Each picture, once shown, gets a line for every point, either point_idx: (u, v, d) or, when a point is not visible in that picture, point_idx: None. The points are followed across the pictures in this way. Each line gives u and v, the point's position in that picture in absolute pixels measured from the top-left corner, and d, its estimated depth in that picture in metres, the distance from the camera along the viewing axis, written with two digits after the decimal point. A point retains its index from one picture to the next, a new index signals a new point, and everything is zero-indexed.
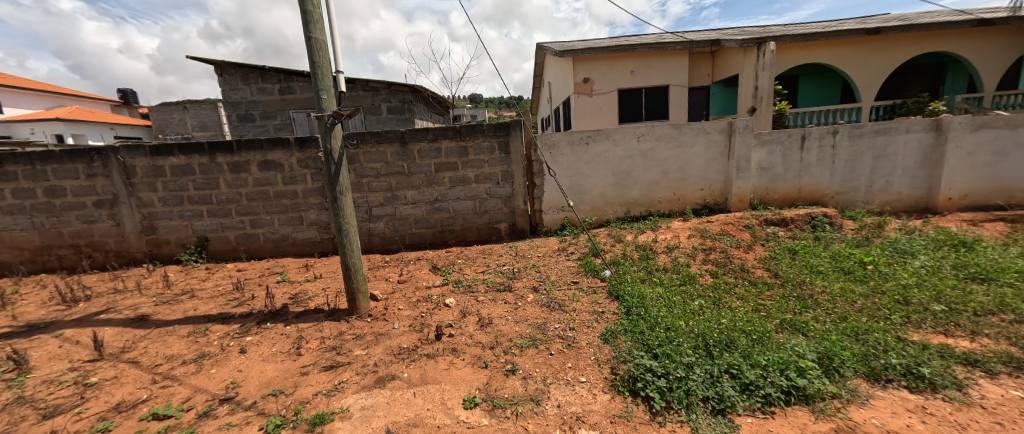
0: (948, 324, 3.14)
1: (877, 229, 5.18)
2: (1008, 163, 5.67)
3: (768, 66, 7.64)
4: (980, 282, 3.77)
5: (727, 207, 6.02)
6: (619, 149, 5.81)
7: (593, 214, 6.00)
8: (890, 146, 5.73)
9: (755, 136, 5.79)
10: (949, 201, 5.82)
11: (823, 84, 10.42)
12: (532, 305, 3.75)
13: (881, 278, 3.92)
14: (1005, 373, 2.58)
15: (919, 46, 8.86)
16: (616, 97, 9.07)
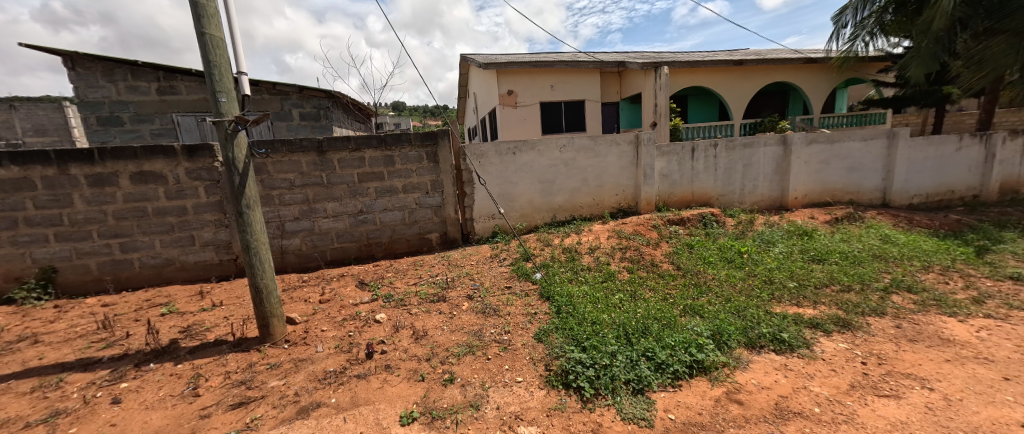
0: (800, 297, 3.83)
1: (749, 224, 6.11)
2: (831, 170, 7.04)
3: (663, 88, 8.41)
4: (818, 261, 4.69)
5: (637, 210, 6.64)
6: (544, 159, 6.09)
7: (522, 220, 6.19)
8: (756, 155, 6.82)
9: (657, 147, 6.49)
10: (796, 200, 7.05)
11: (706, 104, 12.05)
12: (467, 313, 3.74)
13: (754, 263, 4.65)
14: (834, 331, 3.25)
15: (777, 74, 10.71)
16: (539, 109, 9.49)
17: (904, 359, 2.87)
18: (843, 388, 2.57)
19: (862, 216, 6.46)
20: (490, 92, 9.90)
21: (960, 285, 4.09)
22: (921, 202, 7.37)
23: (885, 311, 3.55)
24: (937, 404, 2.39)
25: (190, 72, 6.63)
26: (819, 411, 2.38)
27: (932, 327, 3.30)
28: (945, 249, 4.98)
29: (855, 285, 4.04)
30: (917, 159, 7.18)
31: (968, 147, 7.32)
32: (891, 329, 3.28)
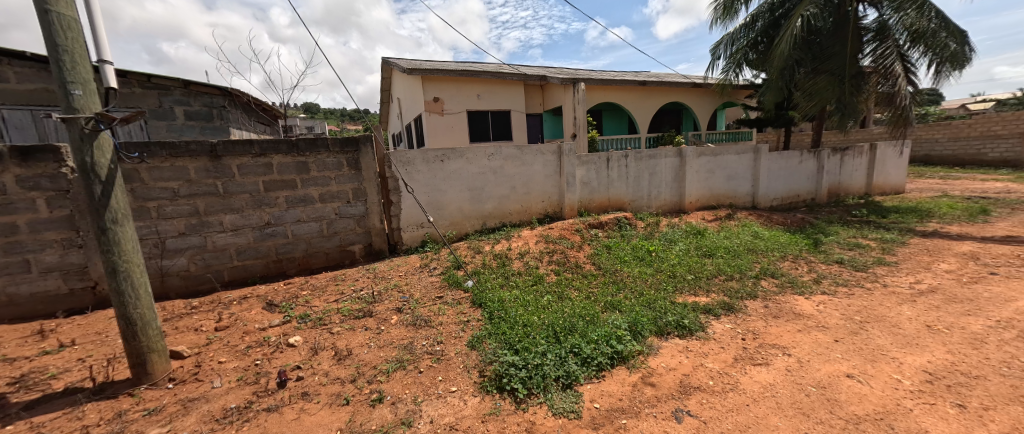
0: (696, 288, 4.36)
1: (656, 226, 6.79)
2: (717, 178, 8.15)
3: (582, 102, 9.00)
4: (708, 256, 5.39)
5: (562, 215, 6.97)
6: (472, 167, 6.11)
7: (453, 228, 6.12)
8: (659, 165, 7.63)
9: (578, 157, 6.92)
10: (691, 203, 8.01)
11: (618, 118, 13.17)
12: (397, 327, 3.58)
13: (660, 260, 5.19)
14: (722, 314, 3.76)
15: (674, 94, 12.14)
16: (465, 117, 9.50)
17: (771, 332, 3.44)
18: (729, 361, 2.99)
19: (742, 216, 7.56)
20: (415, 98, 9.65)
21: (805, 269, 5.01)
22: (781, 204, 8.89)
23: (757, 294, 4.22)
24: (794, 367, 2.90)
25: (23, 56, 5.42)
26: (712, 383, 2.74)
27: (789, 304, 4.00)
28: (795, 241, 6.05)
29: (735, 274, 4.73)
30: (776, 169, 8.67)
31: (809, 160, 9.03)
32: (761, 310, 3.90)
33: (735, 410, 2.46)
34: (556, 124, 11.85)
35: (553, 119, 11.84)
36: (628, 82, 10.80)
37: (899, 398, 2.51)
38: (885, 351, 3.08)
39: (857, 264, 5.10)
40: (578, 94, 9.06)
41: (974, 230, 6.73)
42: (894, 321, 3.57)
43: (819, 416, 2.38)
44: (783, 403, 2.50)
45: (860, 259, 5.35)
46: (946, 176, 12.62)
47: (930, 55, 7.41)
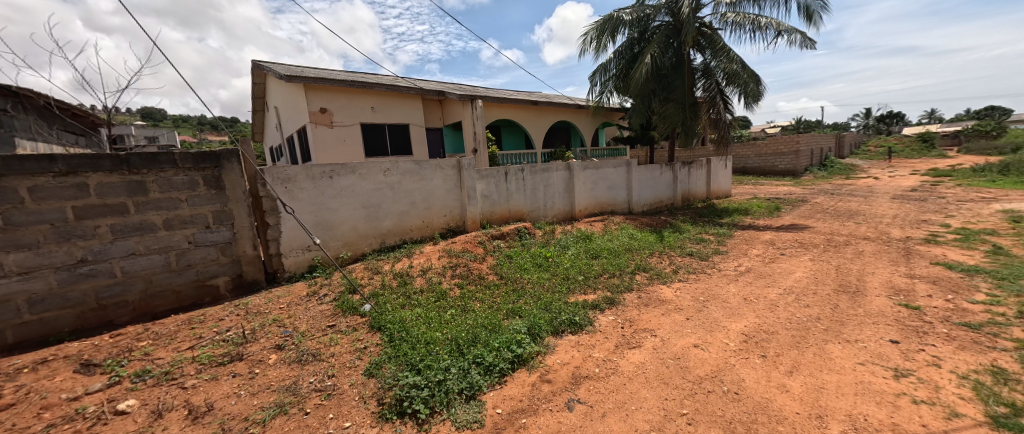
0: (584, 287, 4.77)
1: (552, 233, 7.25)
2: (599, 188, 9.11)
3: (479, 118, 9.24)
4: (594, 257, 5.95)
5: (464, 229, 6.96)
6: (366, 183, 5.75)
7: (347, 249, 5.64)
8: (552, 178, 8.21)
9: (477, 171, 7.04)
10: (581, 212, 8.77)
11: (515, 134, 13.87)
12: (275, 367, 3.12)
13: (556, 264, 5.54)
14: (606, 308, 4.18)
15: (563, 115, 13.30)
16: (358, 130, 8.94)
17: (643, 319, 3.93)
18: (611, 348, 3.34)
19: (622, 220, 8.54)
20: (297, 109, 8.74)
21: (666, 262, 5.88)
22: (651, 208, 10.34)
23: (632, 287, 4.81)
24: (659, 346, 3.36)
25: None
26: (598, 370, 3.02)
27: (656, 293, 4.64)
28: (656, 239, 7.06)
29: (617, 271, 5.31)
30: (644, 180, 10.08)
31: (667, 172, 10.74)
32: (635, 300, 4.44)
33: (615, 391, 2.75)
34: (457, 140, 11.91)
35: (453, 135, 11.92)
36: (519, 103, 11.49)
37: (726, 358, 3.11)
38: (719, 322, 3.77)
39: (702, 255, 6.20)
40: (476, 111, 9.29)
41: (775, 222, 8.74)
42: (723, 297, 4.42)
43: (674, 382, 2.82)
44: (650, 378, 2.88)
45: (704, 250, 6.52)
46: (756, 183, 16.28)
47: (738, 90, 9.36)
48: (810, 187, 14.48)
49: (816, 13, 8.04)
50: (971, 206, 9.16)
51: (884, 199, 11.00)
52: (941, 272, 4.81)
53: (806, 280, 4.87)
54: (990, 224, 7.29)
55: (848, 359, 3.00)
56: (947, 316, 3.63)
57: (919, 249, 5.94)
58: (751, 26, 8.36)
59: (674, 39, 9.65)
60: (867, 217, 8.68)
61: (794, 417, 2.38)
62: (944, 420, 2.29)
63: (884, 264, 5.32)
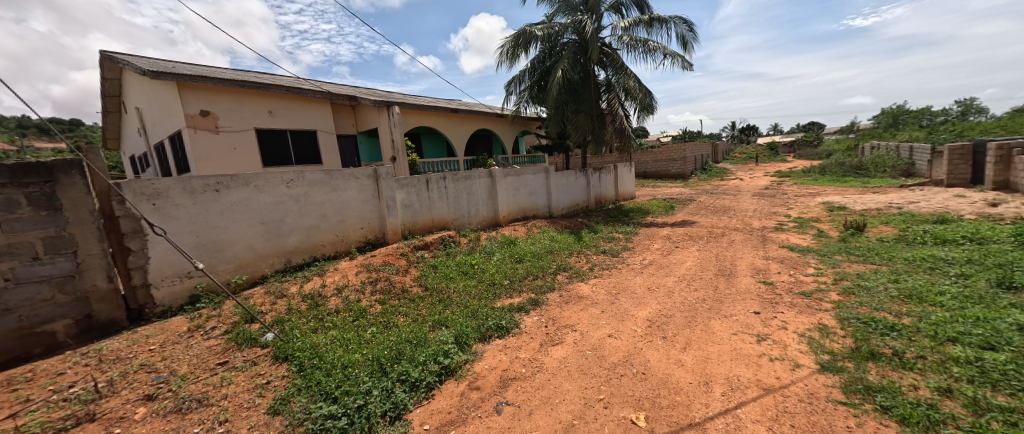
0: (510, 291, 4.86)
1: (478, 240, 7.25)
2: (520, 194, 9.37)
3: (397, 125, 8.84)
4: (518, 261, 6.11)
5: (384, 241, 6.59)
6: (264, 196, 5.14)
7: (241, 272, 4.97)
8: (474, 185, 8.22)
9: (395, 180, 6.74)
10: (504, 217, 8.92)
11: (436, 141, 13.59)
12: (147, 422, 2.62)
13: (482, 271, 5.56)
14: (531, 309, 4.32)
15: (482, 123, 13.39)
16: (253, 137, 7.96)
17: (565, 316, 4.14)
18: (536, 347, 3.46)
19: (542, 223, 8.89)
20: (170, 111, 7.48)
21: (583, 261, 6.28)
22: (568, 211, 10.94)
23: (553, 286, 5.04)
24: (579, 339, 3.58)
25: None
26: (525, 370, 3.11)
27: (575, 290, 4.94)
28: (573, 240, 7.49)
29: (540, 273, 5.51)
30: (561, 185, 10.64)
31: (581, 177, 11.49)
32: (557, 299, 4.66)
33: (541, 387, 2.87)
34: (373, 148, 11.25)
35: (369, 142, 11.26)
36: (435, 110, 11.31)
37: (634, 343, 3.44)
38: (628, 311, 4.16)
39: (613, 252, 6.76)
40: (393, 117, 8.88)
41: (669, 219, 9.89)
42: (631, 288, 4.88)
43: (593, 371, 3.03)
44: (571, 371, 3.06)
45: (614, 248, 7.11)
46: (654, 185, 18.27)
47: (636, 104, 10.50)
48: (695, 187, 16.73)
49: (690, 41, 9.35)
50: (805, 199, 11.46)
51: (748, 196, 13.19)
52: (787, 253, 5.95)
53: (695, 268, 5.62)
54: (817, 213, 9.21)
55: (727, 331, 3.54)
56: (794, 287, 4.49)
57: (772, 236, 7.25)
58: (642, 48, 9.39)
59: (581, 56, 10.27)
60: (737, 211, 10.31)
61: (688, 387, 2.74)
62: (790, 371, 2.83)
63: (749, 249, 6.39)
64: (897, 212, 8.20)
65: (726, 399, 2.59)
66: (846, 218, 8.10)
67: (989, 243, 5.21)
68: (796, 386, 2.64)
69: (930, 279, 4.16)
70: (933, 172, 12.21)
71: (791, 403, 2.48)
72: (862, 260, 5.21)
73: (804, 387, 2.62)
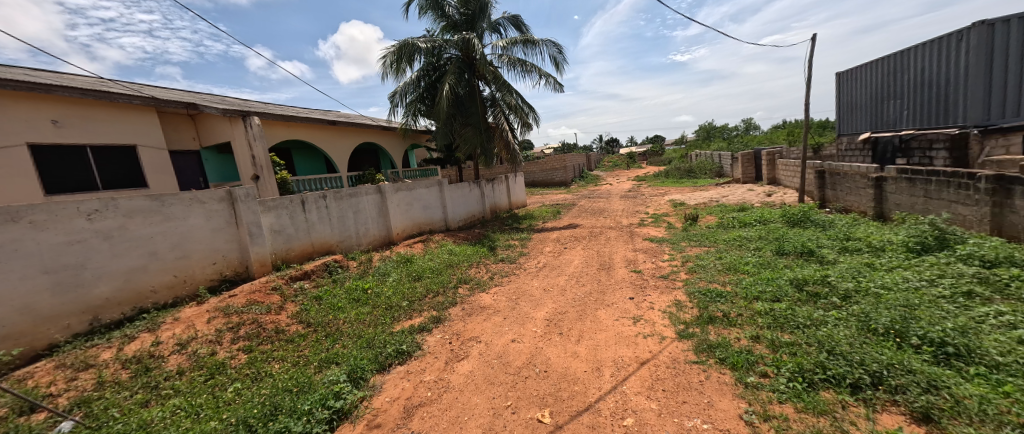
0: (410, 312, 4.61)
1: (369, 262, 6.61)
2: (414, 209, 8.85)
3: (258, 138, 7.67)
4: (415, 279, 5.78)
5: (248, 276, 5.52)
6: (50, 235, 3.84)
7: (13, 345, 3.58)
8: (361, 203, 7.47)
9: (259, 202, 5.73)
10: (398, 234, 8.32)
11: (312, 157, 11.88)
12: None
13: (375, 296, 5.10)
14: (433, 327, 4.17)
15: (367, 135, 12.19)
16: (24, 155, 5.85)
17: (469, 328, 4.11)
18: (442, 366, 3.35)
19: (439, 237, 8.62)
20: None
21: (483, 271, 6.33)
22: (464, 223, 10.79)
23: (455, 301, 4.95)
24: (484, 350, 3.60)
25: None
26: (430, 393, 2.98)
27: (477, 301, 4.94)
28: (474, 251, 7.43)
29: (440, 289, 5.33)
30: (455, 197, 10.41)
31: (474, 188, 11.47)
32: (459, 313, 4.60)
33: (449, 407, 2.79)
34: (226, 166, 9.34)
35: (220, 159, 9.26)
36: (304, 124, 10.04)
37: (535, 344, 3.62)
38: (528, 314, 4.36)
39: (510, 259, 6.98)
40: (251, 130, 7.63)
41: (558, 224, 10.68)
42: (529, 291, 5.13)
43: (499, 379, 3.08)
44: (479, 383, 3.05)
45: (511, 255, 7.36)
46: (541, 192, 19.58)
47: (518, 120, 11.20)
48: (574, 193, 18.53)
49: (560, 63, 10.42)
50: (656, 199, 13.76)
51: (616, 198, 15.16)
52: (649, 244, 7.06)
53: (581, 265, 6.23)
54: (666, 209, 11.13)
55: (611, 318, 4.00)
56: (656, 272, 5.35)
57: (637, 231, 8.51)
58: (521, 67, 10.09)
59: (467, 72, 10.45)
60: (609, 212, 11.75)
61: (582, 375, 3.01)
62: (657, 343, 3.36)
63: (620, 244, 7.38)
64: (716, 204, 10.52)
65: (613, 378, 2.93)
66: (685, 211, 10.03)
67: (769, 223, 7.11)
68: (663, 355, 3.15)
69: (741, 254, 5.43)
70: (734, 173, 16.02)
71: (661, 370, 2.94)
72: (699, 244, 6.52)
73: (669, 355, 3.14)
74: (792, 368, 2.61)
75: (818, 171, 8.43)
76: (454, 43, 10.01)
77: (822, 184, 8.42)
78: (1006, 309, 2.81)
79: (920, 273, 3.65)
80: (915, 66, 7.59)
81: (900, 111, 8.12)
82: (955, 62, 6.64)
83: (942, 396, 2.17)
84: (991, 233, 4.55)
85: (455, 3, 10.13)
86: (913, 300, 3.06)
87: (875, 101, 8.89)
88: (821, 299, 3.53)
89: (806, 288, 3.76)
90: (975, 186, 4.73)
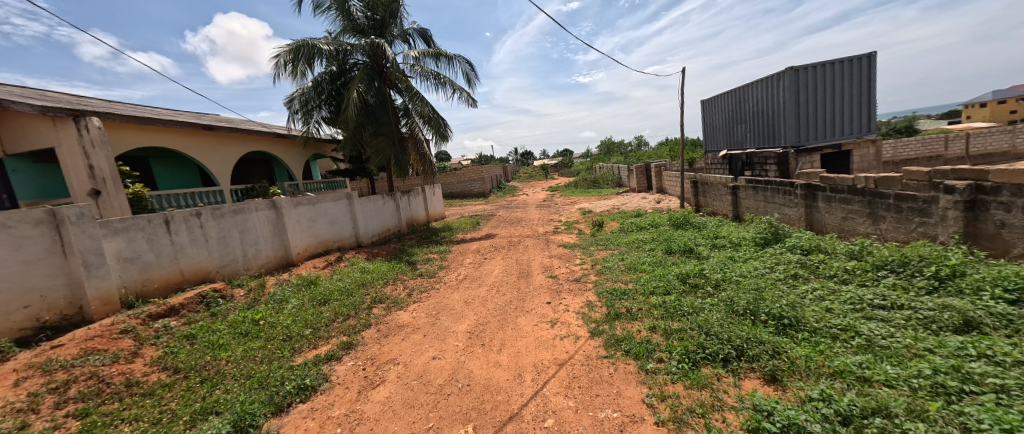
0: (314, 340, 4.09)
1: (261, 289, 5.69)
2: (318, 225, 7.85)
3: (100, 144, 6.12)
4: (323, 303, 5.12)
5: (82, 319, 4.28)
6: None
7: None
8: (249, 221, 6.42)
9: (100, 224, 4.55)
10: (299, 254, 7.31)
11: (179, 166, 9.82)
12: None
13: (270, 327, 4.39)
14: (342, 355, 3.77)
15: (259, 144, 10.45)
16: None
17: (385, 351, 3.82)
18: (353, 397, 3.05)
19: (351, 255, 7.76)
20: None
21: (400, 288, 5.93)
22: (380, 238, 9.84)
23: (369, 322, 4.56)
24: (403, 372, 3.39)
25: None
26: (341, 428, 2.70)
27: (394, 320, 4.64)
28: (390, 266, 6.90)
29: (351, 311, 4.84)
30: (368, 210, 9.43)
31: (390, 200, 10.57)
32: (373, 335, 4.25)
33: None
34: (47, 179, 7.24)
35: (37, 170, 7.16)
36: (170, 130, 8.13)
37: (457, 358, 3.53)
38: (449, 329, 4.23)
39: (430, 273, 6.69)
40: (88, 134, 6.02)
41: (476, 234, 10.58)
42: (450, 305, 4.99)
43: (419, 400, 2.93)
44: (396, 409, 2.85)
45: (430, 268, 7.05)
46: (459, 204, 19.33)
47: (433, 132, 10.74)
48: (493, 204, 18.72)
49: (473, 79, 10.53)
50: (568, 208, 14.69)
51: (532, 208, 15.75)
52: (562, 250, 7.49)
53: (501, 274, 6.30)
54: (577, 217, 11.93)
55: (530, 324, 4.12)
56: (569, 276, 5.69)
57: (551, 238, 8.98)
58: (434, 80, 9.94)
59: (376, 79, 9.80)
60: (526, 222, 12.12)
61: (504, 383, 3.03)
62: (572, 343, 3.56)
63: (536, 251, 7.67)
64: (617, 211, 11.69)
65: (535, 383, 3.00)
66: (592, 218, 10.93)
67: (658, 226, 8.15)
68: (578, 354, 3.33)
69: (639, 254, 6.10)
70: (630, 182, 17.96)
71: (576, 369, 3.11)
72: (605, 247, 7.15)
73: (583, 353, 3.34)
74: (680, 351, 3.01)
75: (692, 182, 9.98)
76: (361, 47, 9.36)
77: (696, 192, 9.97)
78: (818, 286, 3.68)
79: (764, 262, 4.56)
80: (750, 98, 9.55)
81: (744, 133, 10.07)
82: (774, 96, 8.52)
83: (782, 359, 2.71)
84: (806, 227, 5.92)
85: (361, 6, 9.58)
86: (761, 284, 3.81)
87: (729, 125, 10.92)
88: (699, 289, 4.16)
89: (688, 280, 4.39)
90: (794, 192, 6.14)
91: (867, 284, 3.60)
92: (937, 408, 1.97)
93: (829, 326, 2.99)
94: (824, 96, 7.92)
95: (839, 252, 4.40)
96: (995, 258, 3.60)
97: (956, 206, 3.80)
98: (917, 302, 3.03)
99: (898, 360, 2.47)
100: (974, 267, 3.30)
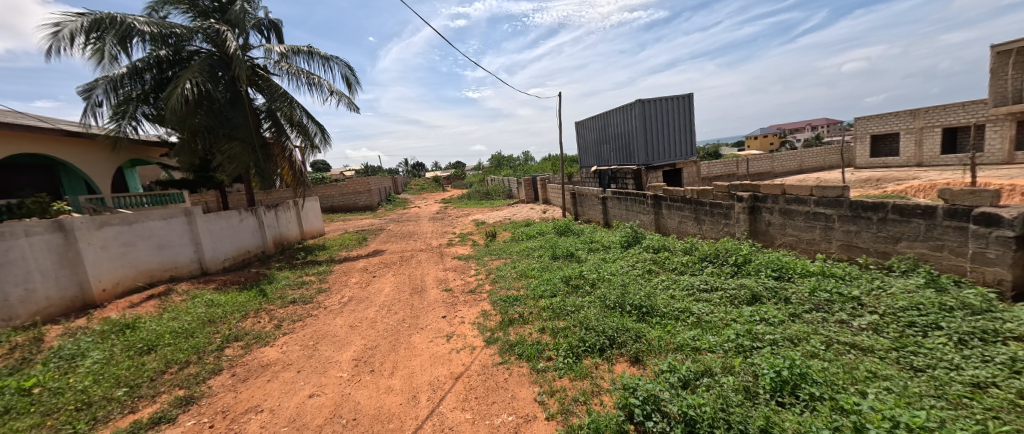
0: (131, 403, 3.10)
1: (33, 344, 4.06)
2: (138, 250, 6.02)
3: None
4: (148, 352, 3.93)
5: None
6: None
7: None
8: (12, 251, 4.57)
9: None
10: (106, 291, 5.48)
11: None
12: None
13: (52, 395, 3.16)
14: (175, 415, 2.94)
15: (37, 147, 7.45)
16: None
17: (243, 399, 3.15)
18: None
19: (188, 286, 6.08)
20: None
21: (264, 320, 4.95)
22: (236, 263, 8.00)
23: (219, 367, 3.69)
24: (267, 421, 2.83)
25: None
26: None
27: (256, 360, 3.85)
28: (248, 295, 5.71)
29: (192, 357, 3.83)
30: (217, 229, 7.58)
31: (249, 216, 8.73)
32: (225, 382, 3.46)
33: None
34: None
35: None
36: None
37: (340, 392, 3.13)
38: (332, 360, 3.71)
39: (305, 299, 5.76)
40: None
41: (361, 252, 9.59)
42: (332, 332, 4.40)
43: None
44: None
45: (306, 294, 6.07)
46: (343, 218, 17.46)
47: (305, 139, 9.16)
48: (382, 217, 17.42)
49: (354, 84, 9.63)
50: (461, 219, 14.63)
51: (425, 220, 15.17)
52: (457, 262, 7.40)
53: (392, 292, 5.84)
54: (471, 229, 11.97)
55: (425, 341, 3.93)
56: (464, 288, 5.64)
57: (446, 251, 8.76)
58: (306, 80, 8.74)
59: (222, 71, 8.05)
60: (419, 235, 11.56)
61: (396, 409, 2.81)
62: (467, 353, 3.54)
63: (430, 265, 7.38)
64: (508, 222, 12.18)
65: (431, 402, 2.87)
66: (485, 229, 11.13)
67: (544, 234, 8.78)
68: (474, 365, 3.32)
69: (529, 261, 6.45)
70: (519, 194, 18.97)
71: (472, 380, 3.09)
72: (498, 256, 7.36)
73: (478, 363, 3.34)
74: (565, 348, 3.28)
75: (570, 193, 11.11)
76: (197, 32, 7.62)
77: (574, 203, 11.10)
78: (666, 278, 4.47)
79: (628, 261, 5.36)
80: (612, 122, 11.18)
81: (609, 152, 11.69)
82: (627, 121, 10.14)
83: (642, 341, 3.21)
84: (656, 231, 7.16)
85: None
86: (625, 281, 4.46)
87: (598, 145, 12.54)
88: (580, 289, 4.62)
89: (571, 281, 4.83)
90: (645, 201, 7.42)
91: (696, 273, 4.57)
92: (738, 362, 2.61)
93: (673, 309, 3.66)
94: (660, 123, 9.75)
95: (678, 248, 5.46)
96: (767, 247, 4.99)
97: (744, 210, 5.15)
98: (725, 284, 3.98)
99: (715, 330, 3.17)
100: (756, 255, 4.49)
